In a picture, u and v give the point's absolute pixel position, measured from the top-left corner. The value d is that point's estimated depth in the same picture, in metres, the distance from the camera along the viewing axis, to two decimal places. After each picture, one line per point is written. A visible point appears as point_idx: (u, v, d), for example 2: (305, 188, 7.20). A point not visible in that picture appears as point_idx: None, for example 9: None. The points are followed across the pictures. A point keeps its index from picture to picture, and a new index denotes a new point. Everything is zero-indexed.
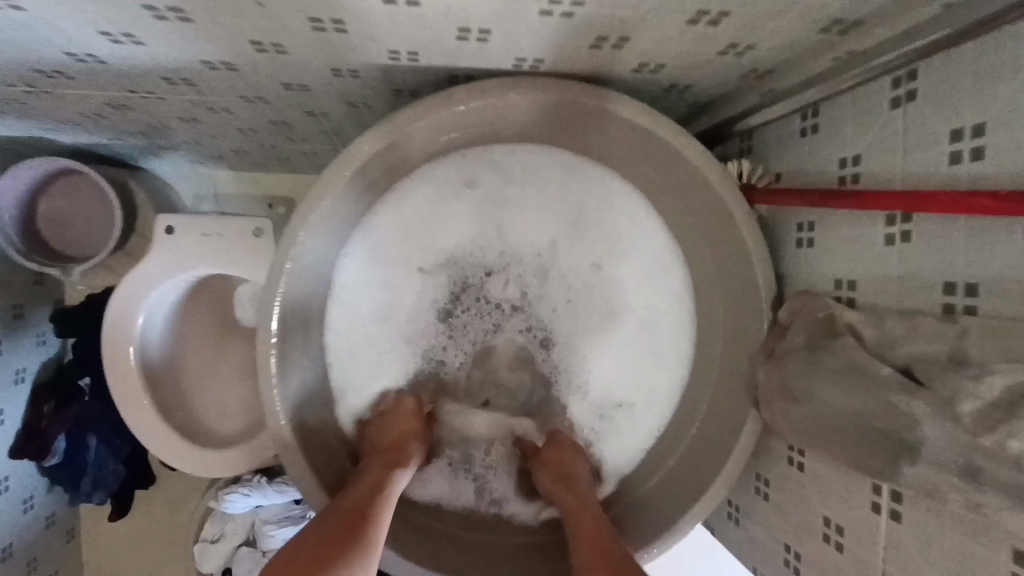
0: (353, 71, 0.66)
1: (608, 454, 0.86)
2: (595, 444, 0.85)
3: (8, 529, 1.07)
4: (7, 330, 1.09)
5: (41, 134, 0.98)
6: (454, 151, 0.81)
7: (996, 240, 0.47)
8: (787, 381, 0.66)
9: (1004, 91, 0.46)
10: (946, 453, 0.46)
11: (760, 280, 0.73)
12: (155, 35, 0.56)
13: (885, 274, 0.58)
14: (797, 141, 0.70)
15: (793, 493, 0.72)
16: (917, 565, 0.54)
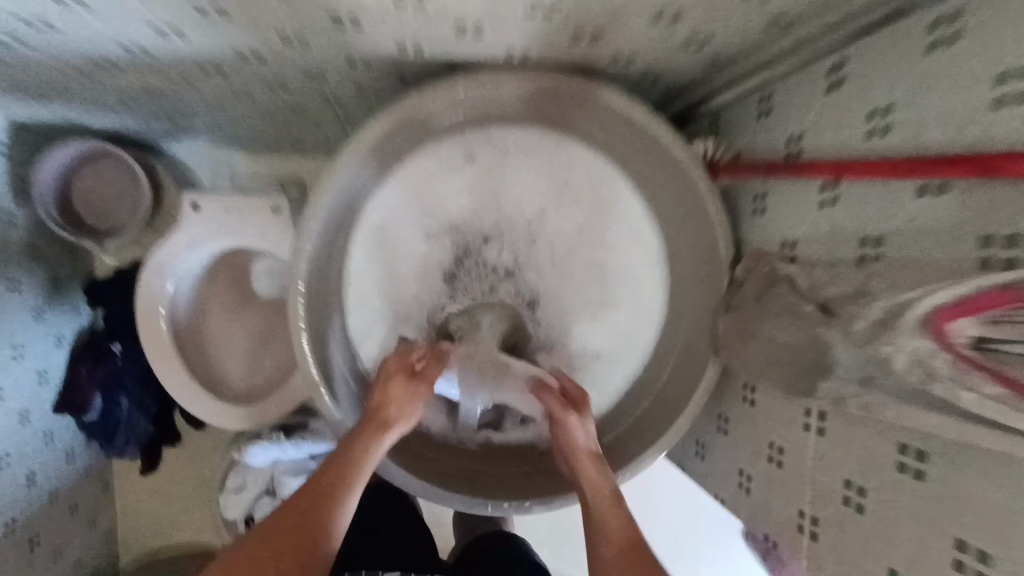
0: (365, 61, 0.75)
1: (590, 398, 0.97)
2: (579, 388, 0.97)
3: (53, 478, 1.19)
4: (48, 299, 1.20)
5: (77, 118, 1.08)
6: (455, 131, 0.92)
7: (897, 199, 0.58)
8: (739, 327, 0.77)
9: (907, 78, 0.56)
10: (852, 371, 0.57)
11: (721, 243, 0.84)
12: (198, 31, 0.66)
13: (816, 233, 0.69)
14: (754, 122, 0.79)
15: (747, 425, 0.84)
16: (837, 468, 0.67)
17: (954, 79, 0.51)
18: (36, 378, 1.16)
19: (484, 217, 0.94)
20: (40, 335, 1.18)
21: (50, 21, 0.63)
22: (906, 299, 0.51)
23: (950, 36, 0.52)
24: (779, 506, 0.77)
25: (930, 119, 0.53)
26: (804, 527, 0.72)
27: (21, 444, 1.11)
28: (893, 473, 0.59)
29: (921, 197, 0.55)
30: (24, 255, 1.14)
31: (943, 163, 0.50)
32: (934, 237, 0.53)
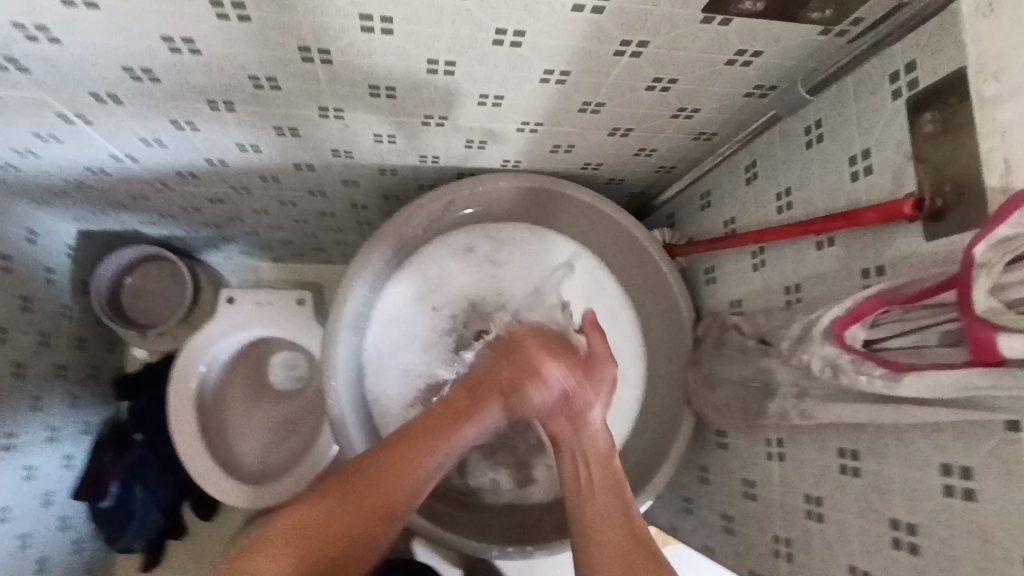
0: (393, 170, 0.97)
1: None
2: None
3: (62, 566, 1.22)
4: (85, 389, 1.32)
5: (137, 227, 1.28)
6: (462, 226, 1.09)
7: (806, 253, 0.75)
8: (705, 375, 0.91)
9: (796, 169, 0.77)
10: (788, 387, 0.71)
11: (685, 310, 1.01)
12: (270, 146, 0.86)
13: (755, 289, 0.86)
14: (698, 213, 1.00)
15: (723, 469, 0.94)
16: (796, 485, 0.77)
17: (827, 164, 0.71)
18: (61, 462, 1.23)
19: (488, 296, 1.08)
20: (70, 421, 1.26)
21: (161, 142, 0.84)
22: (814, 318, 0.66)
23: (817, 137, 0.73)
24: (756, 538, 0.85)
25: (819, 193, 0.73)
26: (779, 551, 0.80)
27: (41, 526, 1.16)
28: (838, 477, 0.70)
29: (822, 249, 0.73)
30: (71, 346, 1.27)
31: (834, 220, 0.68)
32: (837, 278, 0.70)
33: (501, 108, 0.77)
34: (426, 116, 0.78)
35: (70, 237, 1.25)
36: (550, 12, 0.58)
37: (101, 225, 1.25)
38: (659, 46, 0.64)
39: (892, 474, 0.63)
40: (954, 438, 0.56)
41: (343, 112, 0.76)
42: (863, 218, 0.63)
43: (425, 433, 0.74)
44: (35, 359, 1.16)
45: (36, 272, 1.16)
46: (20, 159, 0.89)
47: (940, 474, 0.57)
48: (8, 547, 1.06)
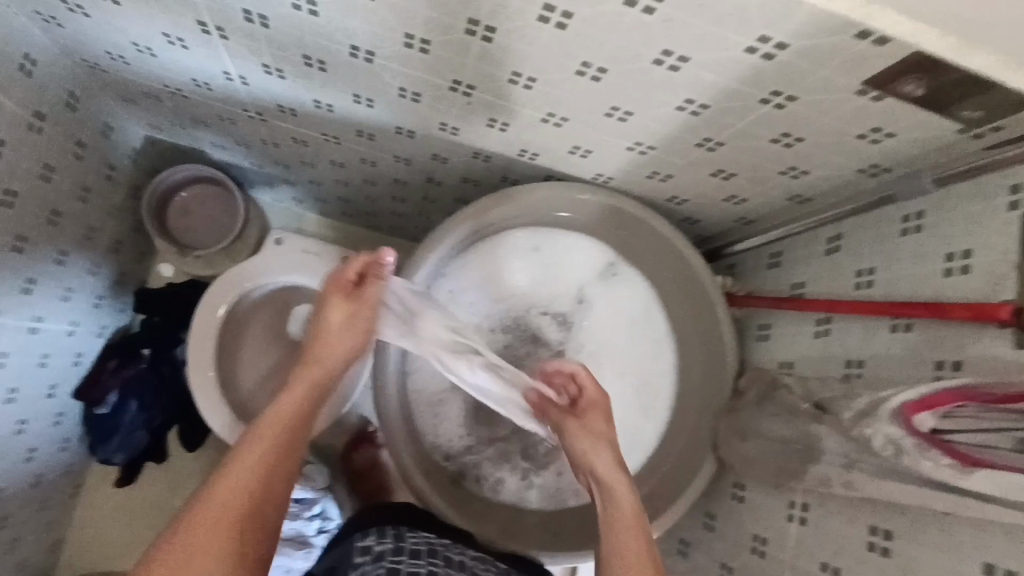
0: (488, 156, 0.98)
1: None
2: None
3: (45, 461, 1.19)
4: (111, 292, 1.31)
5: (206, 147, 1.28)
6: (532, 225, 1.10)
7: (875, 333, 0.78)
8: (740, 426, 0.93)
9: (883, 252, 0.80)
10: (836, 454, 0.73)
11: (728, 359, 1.03)
12: (384, 104, 0.88)
13: (813, 357, 0.88)
14: (766, 270, 1.03)
15: (733, 520, 0.95)
16: (814, 552, 0.79)
17: (918, 254, 0.74)
18: (72, 358, 1.22)
19: (542, 300, 1.10)
20: (90, 320, 1.25)
21: (282, 72, 0.85)
22: (883, 397, 0.69)
23: (915, 226, 0.75)
24: None
25: (903, 280, 0.76)
26: None
27: (39, 417, 1.14)
28: (863, 553, 0.72)
29: (895, 333, 0.75)
30: (110, 247, 1.26)
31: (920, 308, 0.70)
32: (905, 362, 0.73)
33: (622, 123, 0.79)
34: (547, 113, 0.80)
35: (138, 140, 1.25)
36: (720, 49, 0.61)
37: (173, 136, 1.25)
38: (804, 104, 0.67)
39: (926, 561, 0.65)
40: (1003, 540, 0.58)
41: (473, 90, 0.78)
42: (953, 313, 0.65)
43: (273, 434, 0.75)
44: (78, 249, 1.14)
45: (101, 166, 1.15)
46: (136, 54, 0.89)
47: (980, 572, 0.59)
48: (5, 429, 1.04)
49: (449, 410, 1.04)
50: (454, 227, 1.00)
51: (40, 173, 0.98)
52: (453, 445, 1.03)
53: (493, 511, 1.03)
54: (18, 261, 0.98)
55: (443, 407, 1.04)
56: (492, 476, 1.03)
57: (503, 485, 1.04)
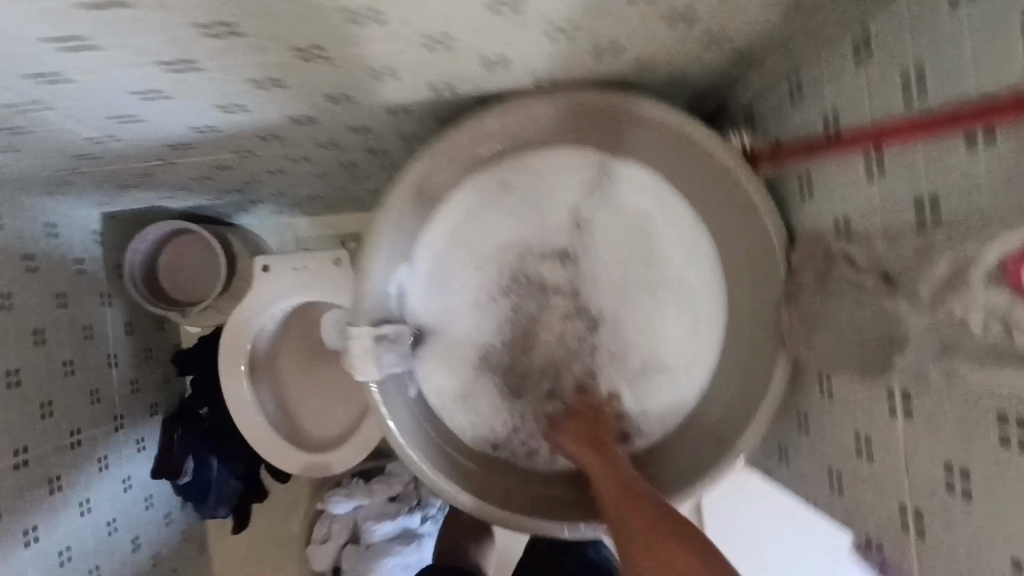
0: (405, 107, 0.81)
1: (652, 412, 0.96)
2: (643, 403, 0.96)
3: (153, 541, 1.29)
4: (144, 371, 1.33)
5: (157, 202, 1.21)
6: (495, 161, 0.92)
7: (947, 153, 0.56)
8: (803, 314, 0.75)
9: (933, 36, 0.56)
10: (926, 339, 0.55)
11: (772, 234, 0.83)
12: (257, 103, 0.72)
13: (871, 208, 0.67)
14: (789, 107, 0.80)
15: (829, 417, 0.80)
16: (931, 449, 0.63)
17: (983, 24, 0.50)
18: (134, 446, 1.27)
19: (538, 241, 0.96)
20: (136, 407, 1.28)
21: (135, 116, 0.71)
22: (966, 252, 0.49)
23: None
24: (875, 500, 0.73)
25: (969, 69, 0.52)
26: (905, 521, 0.68)
27: (125, 511, 1.22)
28: (991, 449, 0.55)
29: (971, 150, 0.53)
30: (121, 332, 1.26)
31: (1003, 110, 0.48)
32: (987, 186, 0.51)
33: (517, 10, 0.58)
34: (424, 37, 0.61)
35: (94, 221, 1.20)
36: None
37: (121, 205, 1.19)
38: None
39: None
40: None
41: (324, 49, 0.61)
42: None
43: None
44: (84, 351, 1.14)
45: (65, 265, 1.11)
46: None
47: None
48: (95, 535, 1.11)
49: (478, 392, 0.95)
50: (394, 205, 0.84)
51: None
52: (491, 429, 0.96)
53: (557, 483, 0.94)
54: (23, 393, 0.97)
55: (470, 393, 0.95)
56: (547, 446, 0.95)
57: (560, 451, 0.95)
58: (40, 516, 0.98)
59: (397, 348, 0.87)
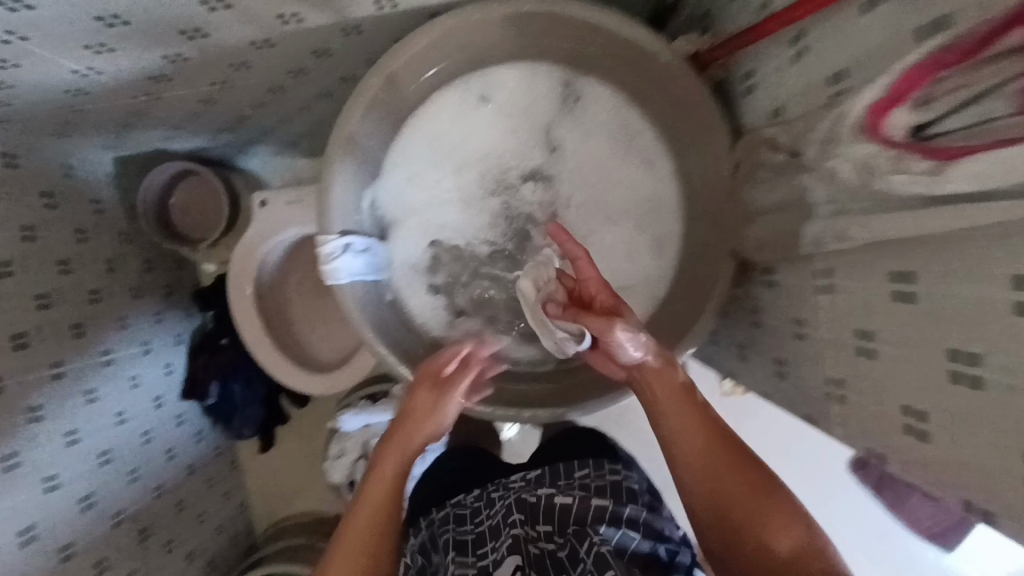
0: (357, 27, 0.84)
1: None
2: None
3: (188, 454, 1.43)
4: (166, 305, 1.45)
5: (162, 145, 1.29)
6: (461, 77, 0.95)
7: (848, 23, 0.56)
8: (741, 205, 0.76)
9: None
10: (825, 206, 0.57)
11: (719, 132, 0.84)
12: (214, 26, 0.77)
13: (790, 89, 0.67)
14: (730, 2, 0.79)
15: (770, 308, 0.82)
16: (846, 319, 0.64)
17: None
18: (163, 369, 1.41)
19: (511, 159, 0.97)
20: (161, 336, 1.41)
21: (107, 44, 0.78)
22: (846, 111, 0.51)
23: None
24: (808, 380, 0.75)
25: None
26: (830, 394, 0.70)
27: (159, 425, 1.36)
28: (889, 306, 0.57)
29: (866, 14, 0.53)
30: (142, 267, 1.38)
31: None
32: (882, 45, 0.51)
33: None
34: None
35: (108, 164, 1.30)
36: None
37: (130, 148, 1.28)
38: None
39: (951, 297, 0.48)
40: None
41: None
42: None
43: (373, 505, 0.70)
44: (108, 282, 1.26)
45: (84, 202, 1.22)
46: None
47: (1009, 290, 0.43)
48: (132, 442, 1.26)
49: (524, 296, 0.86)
50: (351, 123, 0.85)
51: (25, 234, 1.05)
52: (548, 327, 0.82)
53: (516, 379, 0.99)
54: (53, 314, 1.09)
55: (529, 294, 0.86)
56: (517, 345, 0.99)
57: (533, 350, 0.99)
58: (79, 422, 1.12)
59: (366, 256, 0.91)
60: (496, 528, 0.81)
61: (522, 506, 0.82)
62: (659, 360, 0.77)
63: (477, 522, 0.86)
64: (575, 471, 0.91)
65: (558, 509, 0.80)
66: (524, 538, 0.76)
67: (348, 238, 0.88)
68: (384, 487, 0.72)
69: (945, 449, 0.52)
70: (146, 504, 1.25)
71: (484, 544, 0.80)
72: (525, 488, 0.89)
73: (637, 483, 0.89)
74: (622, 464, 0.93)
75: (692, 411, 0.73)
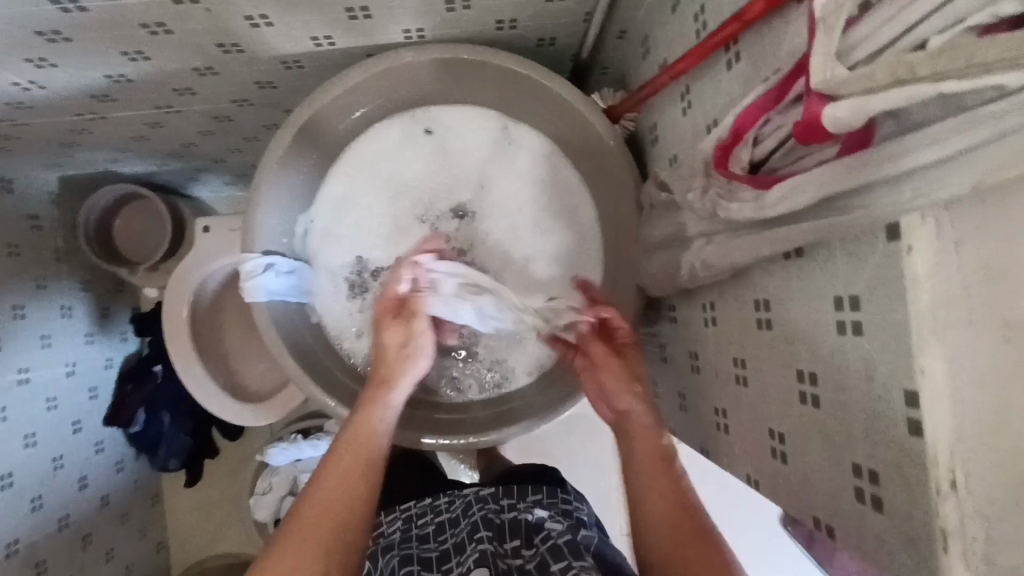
0: (296, 61, 0.90)
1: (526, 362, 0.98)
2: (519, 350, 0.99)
3: (103, 484, 1.37)
4: (99, 327, 1.43)
5: (110, 166, 1.31)
6: (403, 114, 0.99)
7: (717, 78, 0.62)
8: (643, 243, 0.81)
9: None
10: (698, 238, 0.61)
11: (631, 177, 0.89)
12: (154, 49, 0.82)
13: (682, 137, 0.73)
14: (641, 61, 0.86)
15: (674, 343, 0.85)
16: (726, 349, 0.68)
17: None
18: (85, 393, 1.37)
19: (443, 195, 0.99)
20: (88, 358, 1.39)
21: (48, 60, 0.81)
22: (706, 150, 0.56)
23: None
24: (703, 413, 0.77)
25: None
26: (719, 425, 0.73)
27: (74, 450, 1.31)
28: (754, 335, 0.60)
29: (729, 69, 0.59)
30: (76, 287, 1.37)
31: (737, 20, 0.52)
32: (740, 96, 0.57)
33: None
34: None
35: (52, 182, 1.31)
36: None
37: (77, 168, 1.29)
38: None
39: (794, 321, 0.52)
40: (844, 262, 0.45)
41: None
42: (750, 12, 0.50)
43: (343, 468, 0.67)
44: (35, 298, 1.24)
45: (21, 216, 1.22)
46: None
47: (834, 310, 0.46)
48: (41, 467, 1.20)
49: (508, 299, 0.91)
50: (282, 147, 0.89)
51: None
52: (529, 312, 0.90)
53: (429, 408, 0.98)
54: None
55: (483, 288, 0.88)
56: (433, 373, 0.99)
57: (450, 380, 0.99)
58: None
59: (289, 277, 0.93)
60: (462, 544, 0.69)
61: (489, 523, 0.71)
62: (648, 417, 0.74)
63: (442, 540, 0.73)
64: (528, 494, 0.81)
65: (531, 528, 0.70)
66: (493, 553, 0.65)
67: (267, 258, 0.90)
68: (359, 444, 0.70)
69: (800, 469, 0.54)
70: (46, 535, 1.18)
71: (449, 559, 0.68)
72: (487, 505, 0.77)
73: (586, 515, 0.81)
74: (574, 496, 0.85)
75: (669, 475, 0.69)
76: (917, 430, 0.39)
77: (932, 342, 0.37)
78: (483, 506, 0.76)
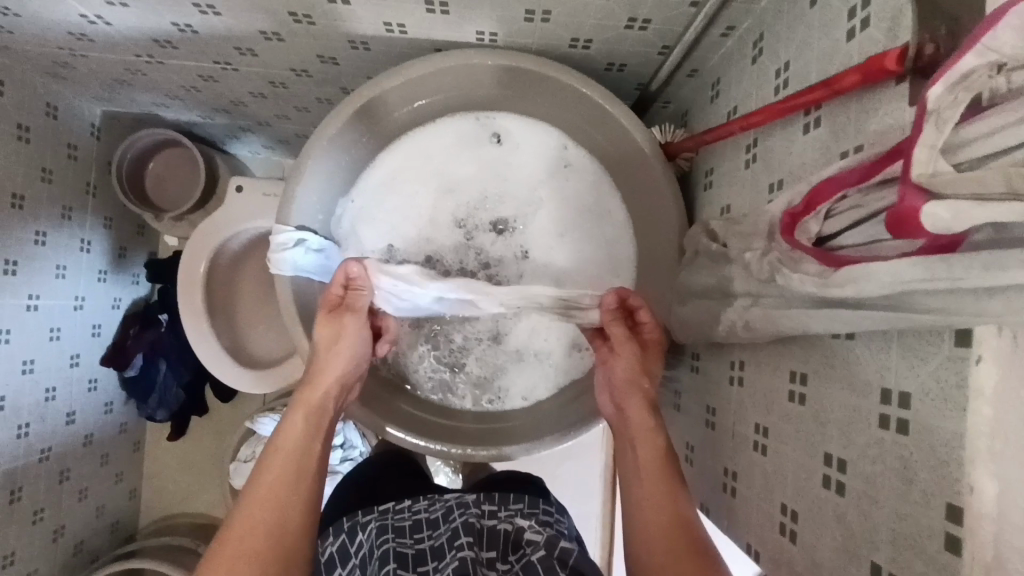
0: (364, 42, 0.89)
1: (532, 385, 0.97)
2: (528, 370, 0.97)
3: (89, 422, 1.37)
4: (113, 266, 1.42)
5: (156, 110, 1.31)
6: (462, 116, 0.98)
7: (790, 139, 0.61)
8: (678, 287, 0.79)
9: (798, 34, 0.61)
10: (742, 298, 0.59)
11: (677, 217, 0.88)
12: (226, 7, 0.81)
13: (740, 190, 0.72)
14: (709, 104, 0.85)
15: (692, 392, 0.83)
16: (748, 412, 0.66)
17: (827, 22, 0.56)
18: (88, 329, 1.36)
19: (482, 202, 0.98)
20: (98, 295, 1.38)
21: None
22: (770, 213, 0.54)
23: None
24: (710, 469, 0.76)
25: (820, 63, 0.57)
26: (726, 486, 0.71)
27: (68, 385, 1.30)
28: (782, 406, 0.59)
29: (806, 133, 0.58)
30: (99, 222, 1.36)
31: (828, 87, 0.51)
32: (814, 164, 0.56)
33: None
34: None
35: (96, 116, 1.31)
36: None
37: (124, 107, 1.30)
38: None
39: (832, 405, 0.51)
40: (899, 357, 0.43)
41: None
42: (844, 82, 0.48)
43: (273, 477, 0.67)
44: (58, 227, 1.24)
45: (59, 145, 1.22)
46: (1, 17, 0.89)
47: (879, 402, 0.45)
48: (34, 396, 1.20)
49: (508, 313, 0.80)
50: (334, 125, 0.88)
51: None
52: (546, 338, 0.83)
53: (426, 409, 0.97)
54: None
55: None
56: (436, 376, 0.98)
57: (452, 387, 0.98)
58: None
59: (320, 257, 0.91)
60: (440, 549, 0.68)
61: (470, 528, 0.70)
62: (647, 420, 0.74)
63: (419, 539, 0.72)
64: (510, 502, 0.79)
65: (510, 543, 0.69)
66: (474, 561, 0.64)
67: (297, 234, 0.88)
68: (290, 446, 0.70)
69: (807, 552, 0.53)
70: (26, 464, 1.18)
71: (426, 562, 0.68)
72: (467, 509, 0.75)
73: (567, 530, 0.79)
74: (556, 508, 0.82)
75: (663, 489, 0.69)
76: (954, 547, 0.38)
77: (987, 463, 0.36)
78: (463, 510, 0.75)
